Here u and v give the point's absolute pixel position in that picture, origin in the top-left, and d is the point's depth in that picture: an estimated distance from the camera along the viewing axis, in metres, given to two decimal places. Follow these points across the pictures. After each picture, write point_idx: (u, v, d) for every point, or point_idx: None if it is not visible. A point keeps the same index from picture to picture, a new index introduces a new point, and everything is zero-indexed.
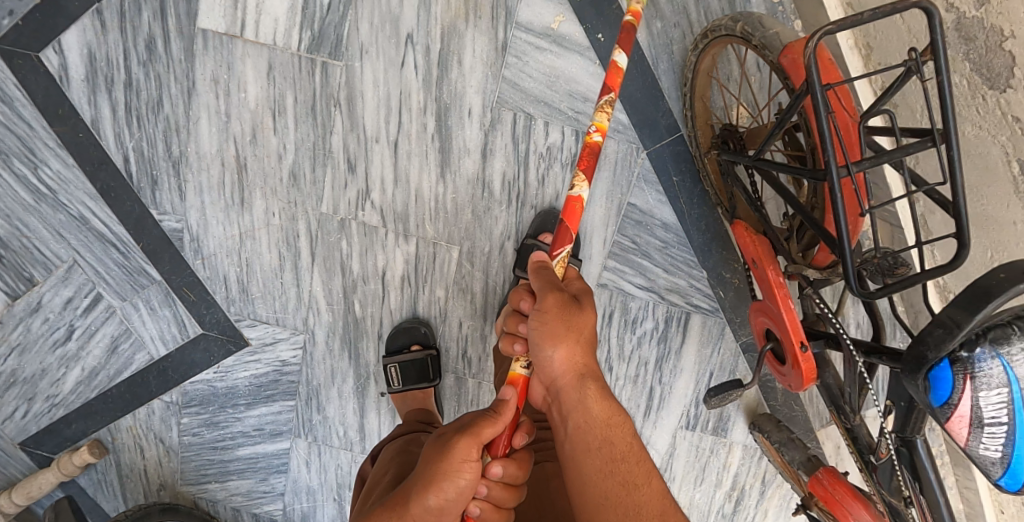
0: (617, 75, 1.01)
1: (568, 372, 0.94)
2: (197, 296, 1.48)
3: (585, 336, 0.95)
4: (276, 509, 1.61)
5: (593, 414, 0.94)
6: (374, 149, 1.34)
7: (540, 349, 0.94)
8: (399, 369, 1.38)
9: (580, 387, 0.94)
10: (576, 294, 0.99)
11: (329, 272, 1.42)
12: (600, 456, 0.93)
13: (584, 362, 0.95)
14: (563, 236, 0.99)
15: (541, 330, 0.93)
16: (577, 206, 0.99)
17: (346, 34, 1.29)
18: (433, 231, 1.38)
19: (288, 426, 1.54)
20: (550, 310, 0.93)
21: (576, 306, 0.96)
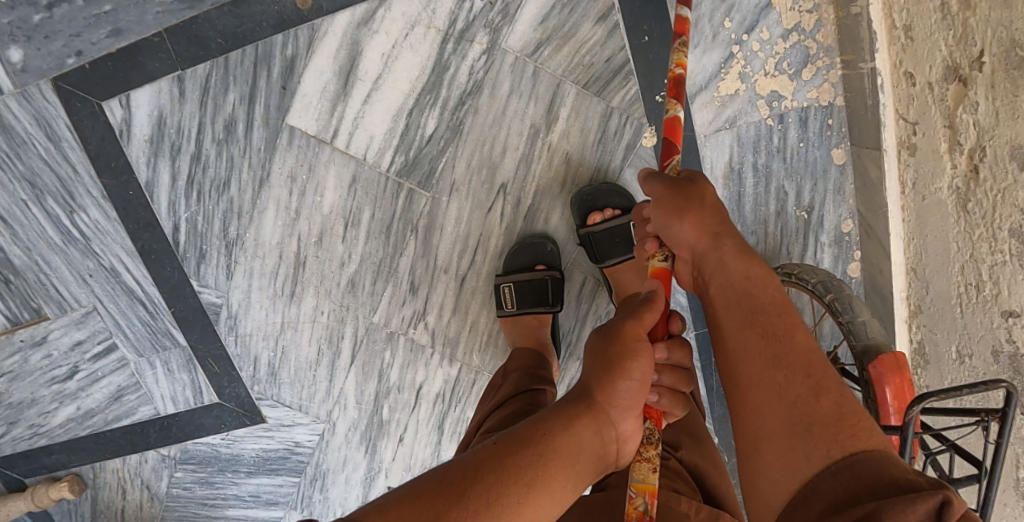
0: (683, 25, 0.94)
1: (700, 237, 0.86)
2: (222, 369, 1.45)
3: (710, 203, 0.88)
4: None
5: (730, 274, 0.85)
6: (440, 278, 1.36)
7: (668, 228, 0.87)
8: (515, 290, 1.31)
9: (713, 247, 0.86)
10: (692, 177, 0.91)
11: (365, 374, 1.43)
12: (751, 313, 0.83)
13: (714, 223, 0.87)
14: (671, 149, 0.91)
15: (659, 210, 0.88)
16: (677, 125, 0.91)
17: (439, 168, 1.30)
18: (479, 360, 1.42)
19: (286, 497, 1.54)
20: (664, 193, 0.88)
21: (694, 183, 0.89)
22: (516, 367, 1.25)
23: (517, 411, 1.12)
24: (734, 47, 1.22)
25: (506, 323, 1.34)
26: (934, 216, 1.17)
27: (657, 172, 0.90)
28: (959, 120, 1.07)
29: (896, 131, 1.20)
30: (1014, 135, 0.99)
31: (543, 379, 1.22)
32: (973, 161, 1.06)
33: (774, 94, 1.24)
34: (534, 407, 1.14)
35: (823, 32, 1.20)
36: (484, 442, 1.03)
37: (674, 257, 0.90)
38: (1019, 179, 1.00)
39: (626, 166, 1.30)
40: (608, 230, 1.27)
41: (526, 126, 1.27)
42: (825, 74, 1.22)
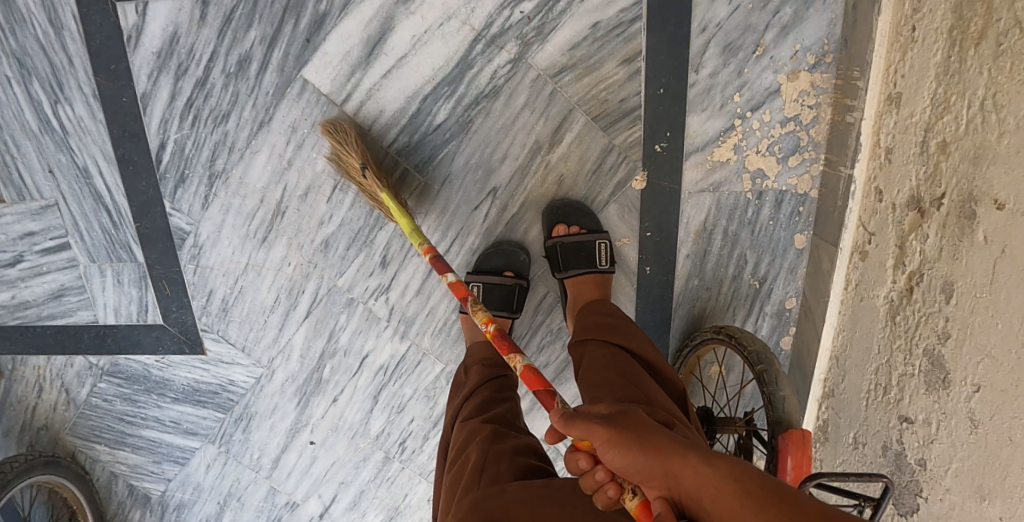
0: (462, 291, 1.15)
1: (667, 466, 0.82)
2: (173, 293, 1.45)
3: (652, 428, 0.86)
4: (155, 489, 1.60)
5: (715, 495, 0.79)
6: (412, 259, 1.40)
7: (633, 465, 0.83)
8: (482, 292, 1.36)
9: (686, 469, 0.81)
10: (612, 408, 0.91)
11: (316, 330, 1.46)
12: (767, 516, 0.76)
13: (671, 445, 0.84)
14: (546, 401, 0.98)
15: (615, 450, 0.83)
16: (524, 377, 1.02)
17: (439, 155, 1.33)
18: (428, 343, 1.47)
19: (206, 431, 1.56)
20: (600, 434, 0.85)
21: (620, 415, 0.87)
22: (479, 360, 1.32)
23: (490, 396, 1.23)
24: (736, 120, 1.32)
25: (467, 319, 1.39)
26: (866, 317, 1.28)
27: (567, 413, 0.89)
28: (910, 243, 1.17)
29: (854, 234, 1.30)
30: (949, 273, 1.10)
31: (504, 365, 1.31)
32: (911, 281, 1.17)
33: (759, 172, 1.35)
34: (502, 388, 1.26)
35: (816, 128, 1.32)
36: (473, 420, 1.17)
37: (653, 492, 0.83)
38: (943, 309, 1.11)
39: (613, 201, 1.36)
40: (576, 245, 1.32)
41: (531, 140, 1.32)
42: (808, 166, 1.35)
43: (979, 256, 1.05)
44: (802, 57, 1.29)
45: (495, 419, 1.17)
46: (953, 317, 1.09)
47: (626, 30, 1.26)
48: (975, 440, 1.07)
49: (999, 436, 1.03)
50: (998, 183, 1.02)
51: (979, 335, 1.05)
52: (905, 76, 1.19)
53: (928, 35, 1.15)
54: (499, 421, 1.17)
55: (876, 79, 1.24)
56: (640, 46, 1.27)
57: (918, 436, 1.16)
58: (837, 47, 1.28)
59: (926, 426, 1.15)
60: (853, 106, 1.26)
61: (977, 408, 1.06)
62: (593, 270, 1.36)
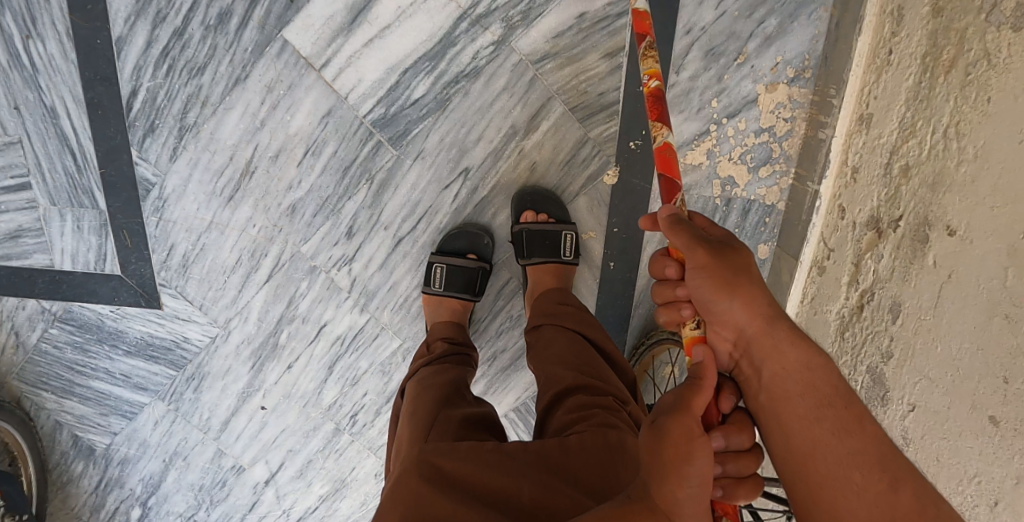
0: (644, 26, 1.01)
1: (754, 320, 0.86)
2: (134, 244, 1.43)
3: (752, 279, 0.88)
4: (100, 442, 1.59)
5: (786, 366, 0.84)
6: (379, 232, 1.40)
7: (716, 304, 0.88)
8: (446, 272, 1.36)
9: (766, 332, 0.86)
10: (723, 240, 0.91)
11: (276, 295, 1.46)
12: (812, 402, 0.82)
13: (763, 307, 0.87)
14: (669, 193, 0.94)
15: (705, 282, 0.88)
16: (665, 155, 0.94)
17: (414, 130, 1.33)
18: (388, 318, 1.47)
19: (156, 387, 1.55)
20: (702, 261, 0.88)
21: (731, 258, 0.89)
22: (437, 338, 1.32)
23: (445, 366, 1.24)
24: (712, 125, 1.33)
25: (428, 301, 1.39)
26: (816, 331, 1.30)
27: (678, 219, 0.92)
28: (865, 262, 1.19)
29: (814, 249, 1.32)
30: (897, 294, 1.11)
31: (463, 346, 1.32)
32: (862, 300, 1.18)
33: (730, 179, 1.37)
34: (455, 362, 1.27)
35: (789, 141, 1.34)
36: (427, 386, 1.17)
37: (719, 335, 0.90)
38: (890, 329, 1.12)
39: (583, 194, 1.37)
40: (544, 233, 1.33)
41: (507, 124, 1.32)
42: (778, 179, 1.36)
43: (927, 280, 1.06)
44: (782, 69, 1.30)
45: (449, 388, 1.17)
46: (897, 337, 1.11)
47: (611, 24, 1.26)
48: (905, 458, 1.09)
49: (927, 455, 1.06)
50: (952, 210, 1.03)
51: (919, 357, 1.07)
52: (878, 98, 1.20)
53: (903, 58, 1.15)
54: (451, 388, 1.17)
55: (851, 97, 1.25)
56: (624, 41, 1.28)
57: None
58: (817, 63, 1.30)
59: None
60: (826, 123, 1.28)
61: (909, 427, 1.08)
62: (557, 258, 1.37)
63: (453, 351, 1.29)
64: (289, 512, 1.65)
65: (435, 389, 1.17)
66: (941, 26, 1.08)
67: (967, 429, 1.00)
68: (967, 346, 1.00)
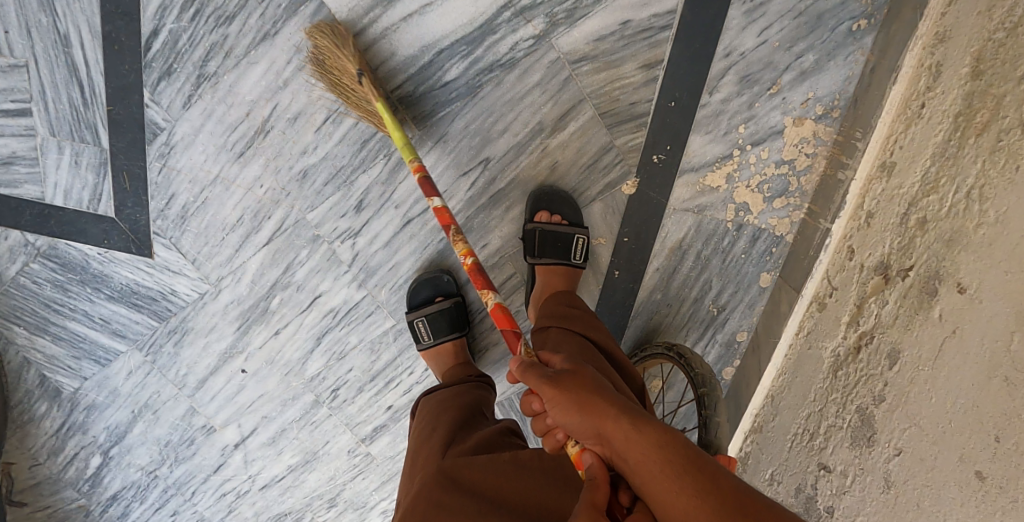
0: (445, 217, 1.18)
1: (603, 424, 0.84)
2: (132, 188, 1.38)
3: (590, 388, 0.88)
4: (69, 385, 1.56)
5: (642, 457, 0.81)
6: (388, 210, 1.37)
7: (570, 419, 0.86)
8: (427, 323, 1.37)
9: (619, 428, 0.84)
10: (564, 365, 0.93)
11: (273, 259, 1.42)
12: (677, 484, 0.78)
13: (610, 407, 0.86)
14: (512, 345, 1.04)
15: (557, 408, 0.87)
16: (497, 312, 1.08)
17: (440, 112, 1.29)
18: (384, 297, 1.44)
19: (135, 336, 1.52)
20: (546, 388, 0.88)
21: (565, 375, 0.89)
22: (453, 378, 1.31)
23: (459, 387, 1.24)
24: (735, 150, 1.34)
25: (427, 357, 1.40)
26: (809, 365, 1.32)
27: (527, 367, 0.92)
28: (868, 305, 1.21)
29: (817, 285, 1.34)
30: (898, 340, 1.14)
31: (479, 375, 1.30)
32: (860, 341, 1.21)
33: (744, 206, 1.38)
34: (475, 384, 1.26)
35: (807, 176, 1.36)
36: (444, 407, 1.18)
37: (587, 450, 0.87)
38: (884, 374, 1.15)
39: (599, 199, 1.36)
40: (556, 234, 1.32)
41: (535, 120, 1.30)
42: (790, 211, 1.38)
43: (929, 332, 1.09)
44: (812, 105, 1.31)
45: (466, 410, 1.18)
46: (892, 383, 1.13)
47: (654, 35, 1.26)
48: (884, 500, 1.11)
49: (907, 500, 1.08)
50: (964, 267, 1.06)
51: (912, 405, 1.10)
52: (903, 148, 1.22)
53: (935, 114, 1.17)
54: (464, 410, 1.17)
55: (876, 143, 1.27)
56: (663, 55, 1.27)
57: (832, 485, 1.21)
58: (846, 104, 1.31)
59: (841, 478, 1.19)
60: (847, 164, 1.30)
61: (893, 470, 1.11)
62: (565, 263, 1.36)
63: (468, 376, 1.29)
64: (253, 478, 1.66)
65: (450, 409, 1.18)
66: (978, 89, 1.11)
67: (950, 481, 1.03)
68: (962, 400, 1.03)
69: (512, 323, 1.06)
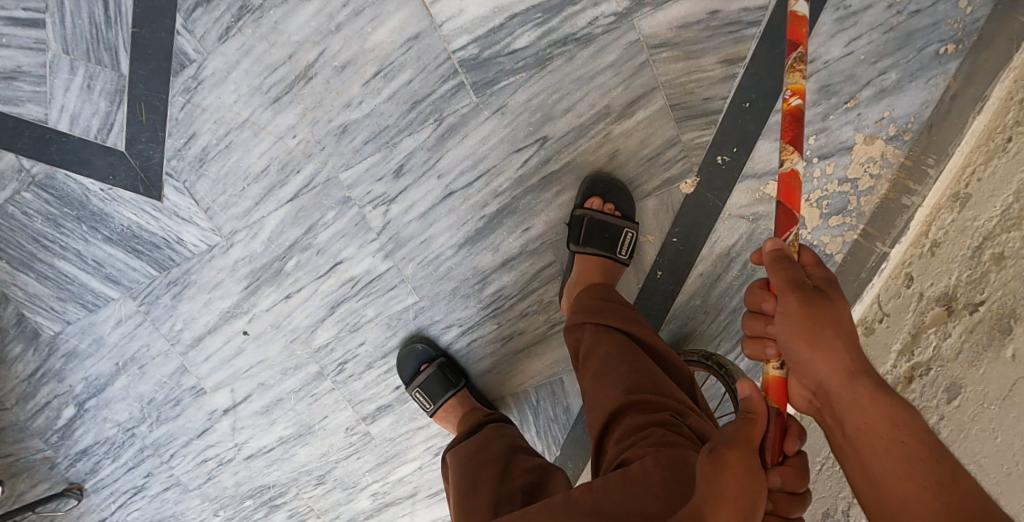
0: (799, 34, 0.89)
1: (838, 373, 0.81)
2: (148, 122, 1.26)
3: (842, 330, 0.83)
4: (50, 328, 1.45)
5: (864, 419, 0.79)
6: (430, 179, 1.27)
7: (797, 349, 0.83)
8: (422, 391, 1.37)
9: (849, 385, 0.81)
10: (822, 285, 0.86)
11: (296, 218, 1.31)
12: (894, 463, 0.77)
13: (853, 360, 0.81)
14: (784, 222, 0.87)
15: (789, 332, 0.83)
16: (791, 187, 0.86)
17: (503, 82, 1.20)
18: (410, 272, 1.34)
19: (131, 284, 1.40)
20: (790, 307, 0.83)
21: (817, 305, 0.83)
22: (466, 427, 1.31)
23: (485, 438, 1.23)
24: (801, 161, 1.28)
25: (442, 418, 1.41)
26: None
27: (780, 257, 0.86)
28: (925, 335, 1.17)
29: (865, 308, 1.30)
30: (960, 375, 1.10)
31: (492, 418, 1.30)
32: (913, 372, 1.17)
33: (800, 220, 1.32)
34: (500, 429, 1.26)
35: (868, 197, 1.29)
36: (475, 464, 1.17)
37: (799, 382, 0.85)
38: (940, 408, 1.11)
39: (654, 195, 1.29)
40: (607, 224, 1.24)
41: (601, 102, 1.21)
42: (845, 230, 1.31)
43: (1000, 371, 1.05)
44: (886, 124, 1.25)
45: (497, 460, 1.17)
46: (949, 418, 1.09)
47: (740, 31, 1.19)
48: None
49: None
50: None
51: (971, 443, 1.06)
52: (982, 180, 1.18)
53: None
54: (490, 461, 1.17)
55: (949, 173, 1.24)
56: (746, 52, 1.20)
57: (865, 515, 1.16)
58: (919, 128, 1.25)
59: None
60: (914, 191, 1.26)
61: None
62: (610, 256, 1.29)
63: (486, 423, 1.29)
64: (240, 446, 1.56)
65: (479, 464, 1.17)
66: None
67: None
68: None
69: (795, 198, 0.86)
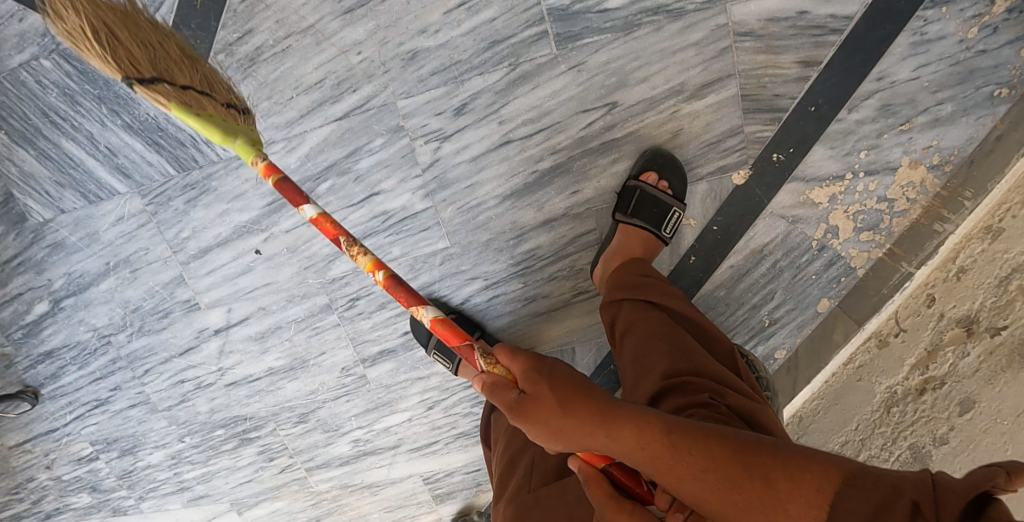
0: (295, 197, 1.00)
1: (592, 432, 0.82)
2: (201, 9, 1.17)
3: (564, 421, 0.83)
4: (39, 214, 1.33)
5: (641, 450, 0.83)
6: (490, 124, 1.23)
7: (554, 444, 0.84)
8: (438, 351, 1.35)
9: (603, 436, 0.83)
10: (532, 389, 0.85)
11: (341, 139, 1.24)
12: (680, 469, 0.82)
13: (598, 429, 0.83)
14: (469, 357, 0.95)
15: (539, 432, 0.84)
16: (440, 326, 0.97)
17: (587, 39, 1.18)
18: (448, 216, 1.30)
19: (143, 180, 1.30)
20: (522, 413, 0.84)
21: (530, 407, 0.84)
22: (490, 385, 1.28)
23: None
24: (848, 173, 1.30)
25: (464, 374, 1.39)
26: (855, 396, 1.33)
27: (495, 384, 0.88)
28: (941, 352, 1.25)
29: (881, 322, 1.34)
30: (975, 392, 1.21)
31: None
32: (926, 384, 1.25)
33: (835, 229, 1.34)
34: None
35: (901, 218, 1.33)
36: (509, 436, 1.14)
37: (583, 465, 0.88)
38: (951, 419, 1.22)
39: (705, 180, 1.30)
40: (657, 200, 1.23)
41: (678, 78, 1.21)
42: (873, 247, 1.35)
43: (1014, 391, 1.17)
44: (932, 153, 1.28)
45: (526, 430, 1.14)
46: (959, 429, 1.21)
47: (823, 36, 1.20)
48: None
49: None
50: None
51: (979, 452, 1.18)
52: (1015, 218, 1.24)
53: None
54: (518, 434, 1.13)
55: (984, 207, 1.27)
56: (823, 57, 1.22)
57: None
58: (961, 162, 1.29)
59: None
60: (947, 219, 1.29)
61: None
62: (653, 232, 1.28)
63: None
64: (224, 371, 1.47)
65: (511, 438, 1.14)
66: None
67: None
68: None
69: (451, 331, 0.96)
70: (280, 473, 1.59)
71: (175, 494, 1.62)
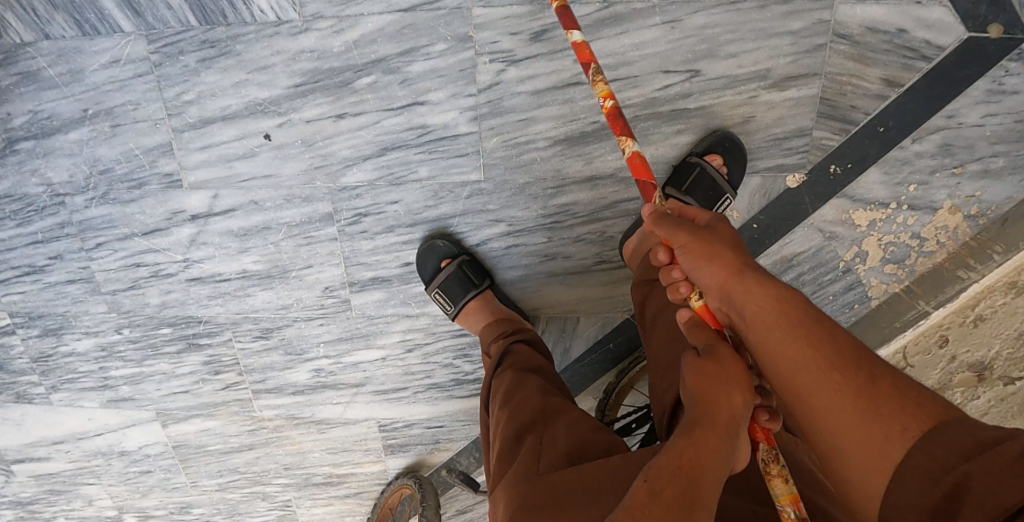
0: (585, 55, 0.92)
1: (726, 277, 0.80)
2: None
3: (713, 255, 0.81)
4: (20, 34, 1.16)
5: (757, 303, 0.78)
6: (562, 58, 1.14)
7: (695, 266, 0.82)
8: (444, 292, 1.24)
9: (740, 281, 0.79)
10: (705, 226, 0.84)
11: (400, 33, 1.13)
12: (797, 334, 0.75)
13: (736, 272, 0.80)
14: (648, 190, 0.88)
15: (689, 254, 0.83)
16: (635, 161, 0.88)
17: None
18: (490, 146, 1.19)
19: (153, 24, 1.14)
20: (682, 239, 0.83)
21: (697, 239, 0.82)
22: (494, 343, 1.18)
23: (517, 374, 1.10)
24: (892, 203, 1.25)
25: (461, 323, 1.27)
26: None
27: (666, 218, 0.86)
28: (950, 392, 1.25)
29: (887, 353, 1.32)
30: None
31: (519, 342, 1.17)
32: None
33: (863, 255, 1.30)
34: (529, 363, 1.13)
35: (927, 257, 1.29)
36: (511, 405, 1.03)
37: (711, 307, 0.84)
38: None
39: (759, 173, 1.25)
40: (716, 182, 1.17)
41: (762, 61, 1.16)
42: (893, 280, 1.31)
43: None
44: (973, 202, 1.25)
45: (529, 401, 1.04)
46: None
47: (911, 59, 1.16)
48: None
49: None
50: None
51: None
52: None
53: None
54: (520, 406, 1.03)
55: (1011, 263, 1.24)
56: (906, 80, 1.18)
57: None
58: (995, 218, 1.26)
59: None
60: (973, 268, 1.26)
61: None
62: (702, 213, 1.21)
63: (515, 351, 1.15)
64: (188, 264, 1.30)
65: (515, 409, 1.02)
66: None
67: None
68: None
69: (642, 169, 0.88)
70: (223, 390, 1.42)
71: (93, 392, 1.43)
